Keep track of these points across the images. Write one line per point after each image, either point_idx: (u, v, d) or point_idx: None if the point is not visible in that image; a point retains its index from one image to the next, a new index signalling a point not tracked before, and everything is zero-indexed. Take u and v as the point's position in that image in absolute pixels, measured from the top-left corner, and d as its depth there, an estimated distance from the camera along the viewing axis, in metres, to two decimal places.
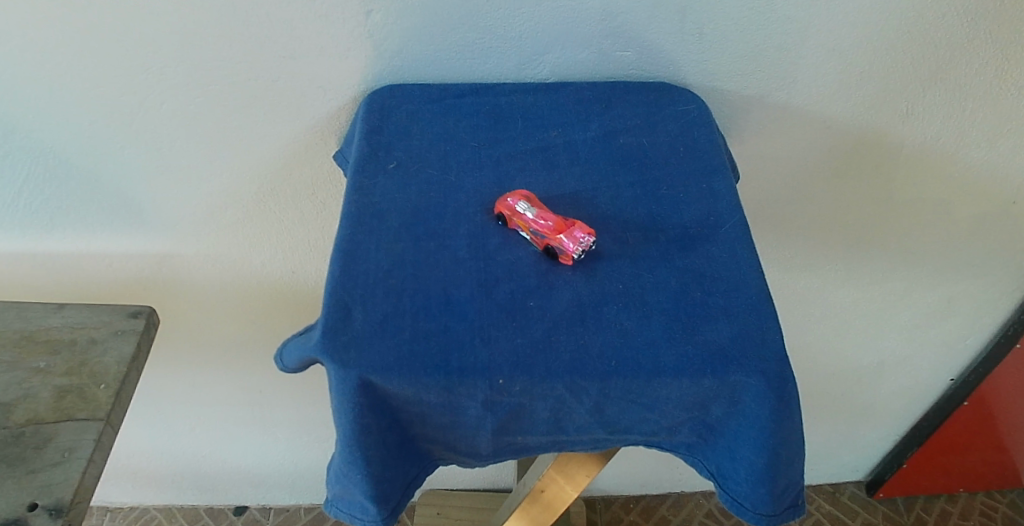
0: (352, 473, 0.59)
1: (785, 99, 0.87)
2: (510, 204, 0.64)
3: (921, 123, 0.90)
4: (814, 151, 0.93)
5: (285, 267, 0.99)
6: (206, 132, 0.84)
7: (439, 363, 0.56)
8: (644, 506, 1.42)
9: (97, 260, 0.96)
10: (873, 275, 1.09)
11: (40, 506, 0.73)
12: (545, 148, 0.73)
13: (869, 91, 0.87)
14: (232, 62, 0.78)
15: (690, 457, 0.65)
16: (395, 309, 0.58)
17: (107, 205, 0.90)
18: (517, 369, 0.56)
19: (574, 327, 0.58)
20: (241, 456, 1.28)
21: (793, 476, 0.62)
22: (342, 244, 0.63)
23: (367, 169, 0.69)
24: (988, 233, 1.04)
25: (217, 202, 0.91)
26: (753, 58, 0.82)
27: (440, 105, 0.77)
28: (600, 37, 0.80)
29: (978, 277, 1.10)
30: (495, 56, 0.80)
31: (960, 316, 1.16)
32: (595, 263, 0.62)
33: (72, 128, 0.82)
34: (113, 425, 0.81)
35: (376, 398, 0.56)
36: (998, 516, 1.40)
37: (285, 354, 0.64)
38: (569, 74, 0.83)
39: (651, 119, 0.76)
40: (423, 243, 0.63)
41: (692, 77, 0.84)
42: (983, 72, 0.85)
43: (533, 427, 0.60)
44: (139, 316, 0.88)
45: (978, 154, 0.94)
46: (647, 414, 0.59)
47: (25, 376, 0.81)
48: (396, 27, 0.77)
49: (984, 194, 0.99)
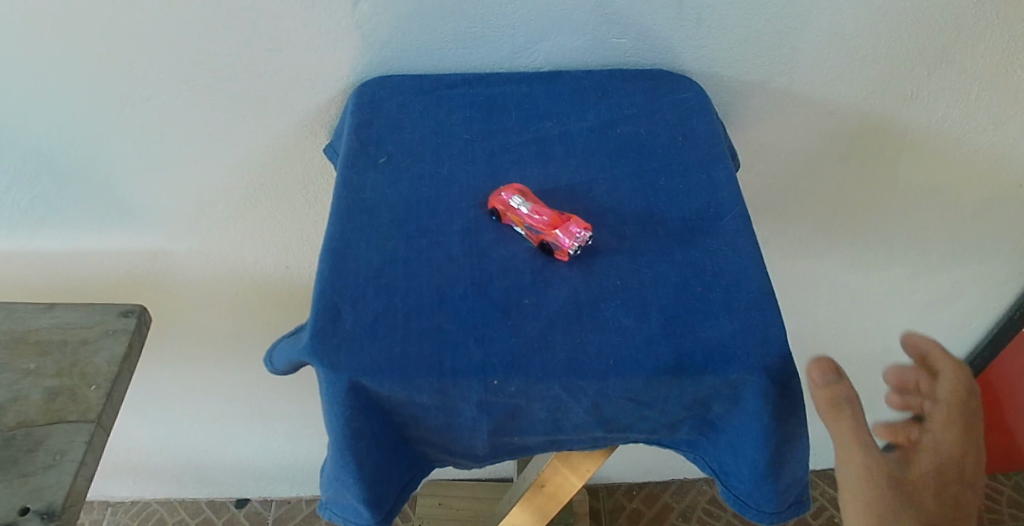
0: (345, 477, 0.58)
1: (785, 84, 0.85)
2: (505, 198, 0.63)
3: (926, 107, 0.88)
4: (814, 136, 0.91)
5: (280, 261, 0.98)
6: (194, 126, 0.82)
7: (432, 364, 0.54)
8: (647, 494, 1.42)
9: (89, 257, 0.95)
10: (876, 261, 1.08)
11: (32, 510, 0.72)
12: (541, 140, 0.72)
13: (872, 74, 0.85)
14: (218, 55, 0.76)
15: (692, 454, 0.64)
16: (387, 308, 0.57)
17: (96, 202, 0.89)
18: (512, 370, 0.54)
19: (570, 325, 0.57)
20: (240, 449, 1.27)
21: (797, 473, 0.61)
22: (331, 242, 0.61)
23: (357, 164, 0.68)
24: (993, 217, 1.02)
25: (208, 197, 0.90)
26: (751, 43, 0.81)
27: (432, 96, 0.75)
28: (595, 24, 0.78)
29: (983, 261, 1.08)
30: (488, 45, 0.78)
31: (964, 301, 1.14)
32: (593, 258, 0.61)
33: (57, 124, 0.80)
34: (105, 426, 0.80)
35: (368, 400, 0.55)
36: (1002, 499, 1.37)
37: (275, 356, 0.63)
38: (564, 63, 0.81)
39: (649, 108, 0.74)
40: (416, 240, 0.62)
41: (690, 64, 0.82)
42: (989, 55, 0.83)
43: (531, 427, 0.59)
44: (130, 314, 0.87)
45: (984, 137, 0.92)
46: (646, 413, 0.58)
47: (16, 378, 0.80)
48: (385, 16, 0.75)
49: (989, 178, 0.97)
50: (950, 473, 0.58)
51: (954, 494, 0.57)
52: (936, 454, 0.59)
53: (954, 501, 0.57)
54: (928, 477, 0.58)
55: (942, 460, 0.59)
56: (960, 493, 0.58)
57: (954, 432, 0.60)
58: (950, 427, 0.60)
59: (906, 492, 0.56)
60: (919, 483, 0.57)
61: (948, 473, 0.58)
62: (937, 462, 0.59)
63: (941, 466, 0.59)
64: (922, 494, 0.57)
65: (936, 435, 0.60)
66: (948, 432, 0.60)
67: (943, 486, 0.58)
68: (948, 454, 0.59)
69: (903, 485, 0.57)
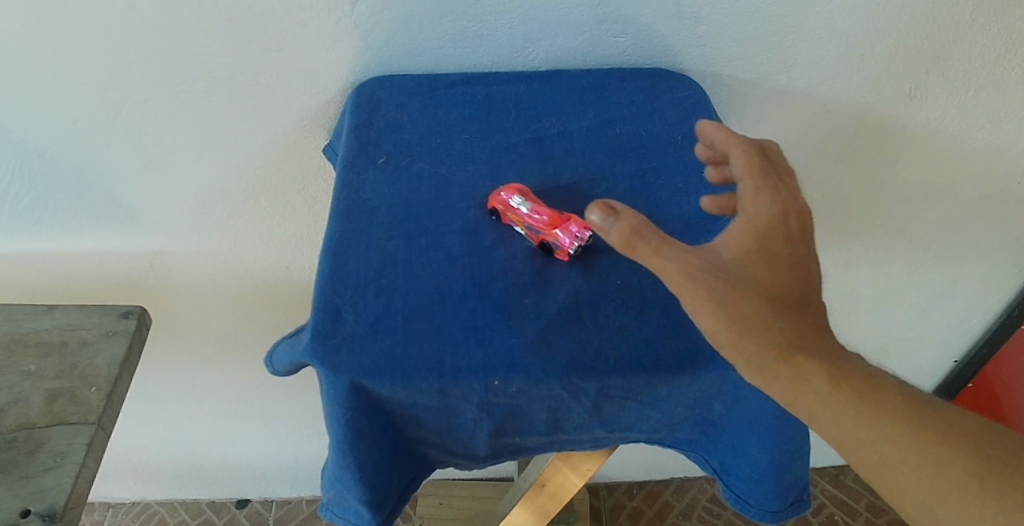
0: (347, 478, 0.58)
1: (784, 82, 0.85)
2: (504, 198, 0.63)
3: (924, 105, 0.88)
4: (813, 135, 0.91)
5: (279, 262, 0.98)
6: (192, 127, 0.82)
7: (433, 364, 0.54)
8: (647, 493, 1.42)
9: (88, 259, 0.95)
10: (875, 258, 1.08)
11: (33, 512, 0.72)
12: (540, 139, 0.72)
13: (870, 73, 0.85)
14: (217, 56, 0.76)
15: (693, 453, 0.64)
16: (387, 309, 0.57)
17: (95, 203, 0.89)
18: (513, 370, 0.54)
19: (571, 325, 0.57)
20: (240, 450, 1.27)
21: (798, 471, 0.61)
22: (331, 243, 0.61)
23: (356, 164, 0.68)
24: (991, 215, 1.02)
25: (207, 198, 0.90)
26: (749, 41, 0.81)
27: (430, 96, 0.75)
28: (594, 23, 0.78)
29: (982, 259, 1.09)
30: (487, 45, 0.78)
31: (963, 298, 1.15)
32: (593, 258, 0.61)
33: (56, 126, 0.80)
34: (105, 427, 0.80)
35: (368, 401, 0.55)
36: None
37: (275, 357, 0.63)
38: (563, 62, 0.81)
39: (648, 107, 0.75)
40: (416, 240, 0.62)
41: (689, 62, 0.82)
42: (986, 53, 0.83)
43: (531, 427, 0.59)
44: (130, 316, 0.87)
45: (982, 135, 0.92)
46: (647, 411, 0.58)
47: (16, 381, 0.80)
48: (383, 16, 0.75)
49: (988, 176, 0.97)
50: (775, 245, 0.51)
51: (788, 278, 0.50)
52: (754, 214, 0.52)
53: (790, 284, 0.50)
54: (759, 270, 0.50)
55: (758, 218, 0.52)
56: (802, 279, 0.50)
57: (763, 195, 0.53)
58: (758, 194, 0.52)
59: (757, 314, 0.49)
60: (742, 273, 0.50)
61: (773, 239, 0.51)
62: (758, 236, 0.51)
63: (761, 240, 0.51)
64: (756, 291, 0.49)
65: (749, 192, 0.53)
66: (757, 186, 0.53)
67: (773, 260, 0.50)
68: (767, 220, 0.51)
69: (735, 286, 0.49)
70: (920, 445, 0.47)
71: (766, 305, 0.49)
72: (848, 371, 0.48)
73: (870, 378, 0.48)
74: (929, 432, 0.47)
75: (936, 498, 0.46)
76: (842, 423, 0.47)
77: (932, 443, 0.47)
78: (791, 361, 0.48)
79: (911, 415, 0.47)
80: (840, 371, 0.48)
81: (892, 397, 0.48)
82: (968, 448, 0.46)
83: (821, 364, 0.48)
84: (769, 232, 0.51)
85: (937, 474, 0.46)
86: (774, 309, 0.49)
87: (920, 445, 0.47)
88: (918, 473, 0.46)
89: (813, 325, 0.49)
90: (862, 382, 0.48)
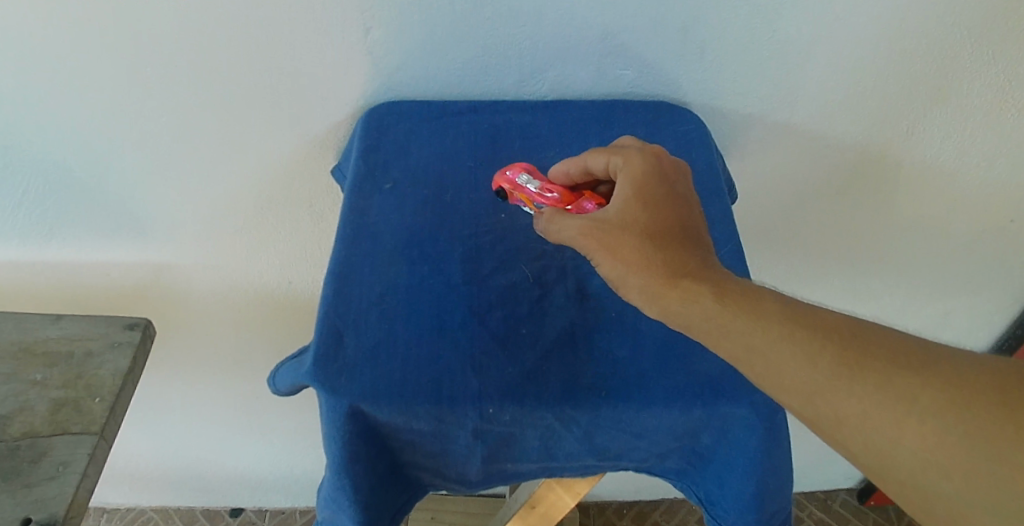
0: (341, 500, 0.60)
1: (784, 117, 0.87)
2: (512, 178, 0.68)
3: (920, 144, 0.90)
4: (811, 169, 0.93)
5: (282, 276, 0.99)
6: (205, 144, 0.84)
7: (430, 390, 0.56)
8: (637, 513, 1.43)
9: (97, 268, 0.96)
10: (870, 290, 1.10)
11: (34, 521, 0.73)
12: (543, 169, 0.74)
13: (868, 112, 0.87)
14: (232, 77, 0.78)
15: (680, 483, 0.65)
16: (387, 335, 0.59)
17: (106, 216, 0.90)
18: (507, 398, 0.56)
19: (566, 356, 0.59)
20: (236, 460, 1.28)
21: (784, 505, 0.63)
22: (336, 267, 0.63)
23: (364, 188, 0.70)
24: (984, 253, 1.04)
25: (216, 213, 0.92)
26: (752, 77, 0.83)
27: (438, 123, 0.77)
28: (600, 56, 0.80)
29: (974, 293, 1.10)
30: (495, 73, 0.80)
31: (954, 331, 1.16)
32: (589, 291, 0.63)
33: (72, 140, 0.82)
34: (108, 438, 0.81)
35: (366, 425, 0.57)
36: None
37: (277, 378, 0.64)
38: (569, 92, 0.83)
39: (650, 139, 0.77)
40: (418, 266, 0.63)
41: (691, 95, 0.84)
42: (981, 95, 0.85)
43: (523, 455, 0.61)
44: (135, 328, 0.88)
45: (976, 175, 0.93)
46: (636, 442, 0.60)
47: (22, 389, 0.82)
48: (396, 43, 0.77)
49: (981, 215, 0.98)
50: (650, 187, 0.60)
51: (668, 211, 0.59)
52: (626, 171, 0.61)
53: (670, 217, 0.58)
54: (638, 214, 0.58)
55: (631, 170, 0.61)
56: (680, 211, 0.59)
57: (631, 155, 0.62)
58: (627, 161, 0.62)
59: (643, 254, 0.56)
60: (622, 220, 0.58)
61: (648, 183, 0.60)
62: (633, 184, 0.60)
63: (637, 185, 0.60)
64: (639, 233, 0.57)
65: (615, 160, 0.63)
66: (619, 154, 0.63)
67: (650, 200, 0.59)
68: (640, 171, 0.61)
69: (621, 235, 0.57)
70: (928, 401, 0.46)
71: (655, 243, 0.57)
72: (828, 330, 0.50)
73: (856, 337, 0.50)
74: (936, 385, 0.46)
75: (960, 471, 0.44)
76: (831, 389, 0.48)
77: (944, 396, 0.46)
78: (747, 323, 0.51)
79: (915, 376, 0.47)
80: (813, 333, 0.50)
81: (886, 354, 0.48)
82: (986, 399, 0.45)
83: (790, 328, 0.51)
84: (643, 180, 0.60)
85: (950, 429, 0.45)
86: (663, 246, 0.57)
87: (929, 400, 0.46)
88: (927, 439, 0.45)
89: (711, 267, 0.55)
90: (852, 343, 0.49)
